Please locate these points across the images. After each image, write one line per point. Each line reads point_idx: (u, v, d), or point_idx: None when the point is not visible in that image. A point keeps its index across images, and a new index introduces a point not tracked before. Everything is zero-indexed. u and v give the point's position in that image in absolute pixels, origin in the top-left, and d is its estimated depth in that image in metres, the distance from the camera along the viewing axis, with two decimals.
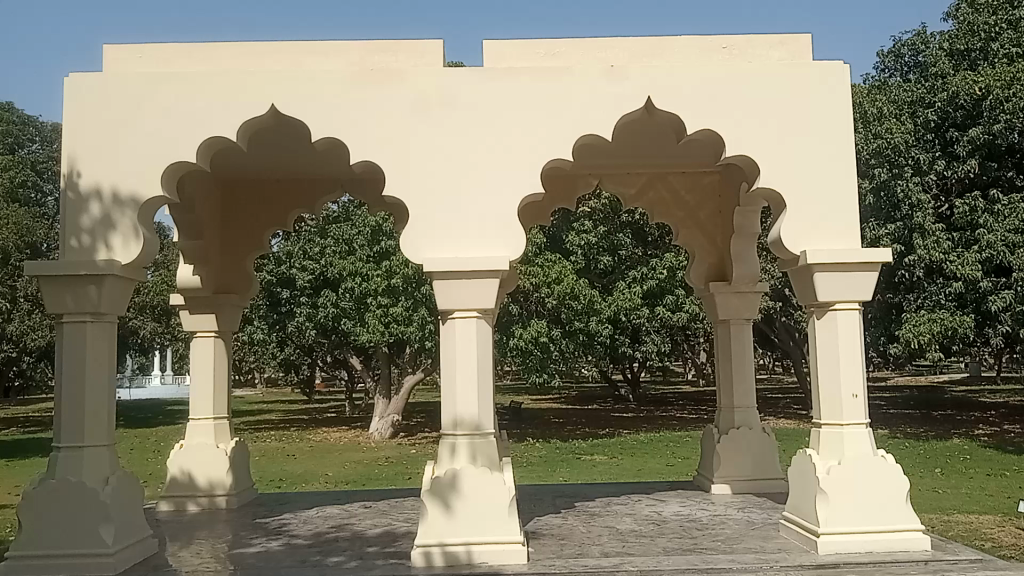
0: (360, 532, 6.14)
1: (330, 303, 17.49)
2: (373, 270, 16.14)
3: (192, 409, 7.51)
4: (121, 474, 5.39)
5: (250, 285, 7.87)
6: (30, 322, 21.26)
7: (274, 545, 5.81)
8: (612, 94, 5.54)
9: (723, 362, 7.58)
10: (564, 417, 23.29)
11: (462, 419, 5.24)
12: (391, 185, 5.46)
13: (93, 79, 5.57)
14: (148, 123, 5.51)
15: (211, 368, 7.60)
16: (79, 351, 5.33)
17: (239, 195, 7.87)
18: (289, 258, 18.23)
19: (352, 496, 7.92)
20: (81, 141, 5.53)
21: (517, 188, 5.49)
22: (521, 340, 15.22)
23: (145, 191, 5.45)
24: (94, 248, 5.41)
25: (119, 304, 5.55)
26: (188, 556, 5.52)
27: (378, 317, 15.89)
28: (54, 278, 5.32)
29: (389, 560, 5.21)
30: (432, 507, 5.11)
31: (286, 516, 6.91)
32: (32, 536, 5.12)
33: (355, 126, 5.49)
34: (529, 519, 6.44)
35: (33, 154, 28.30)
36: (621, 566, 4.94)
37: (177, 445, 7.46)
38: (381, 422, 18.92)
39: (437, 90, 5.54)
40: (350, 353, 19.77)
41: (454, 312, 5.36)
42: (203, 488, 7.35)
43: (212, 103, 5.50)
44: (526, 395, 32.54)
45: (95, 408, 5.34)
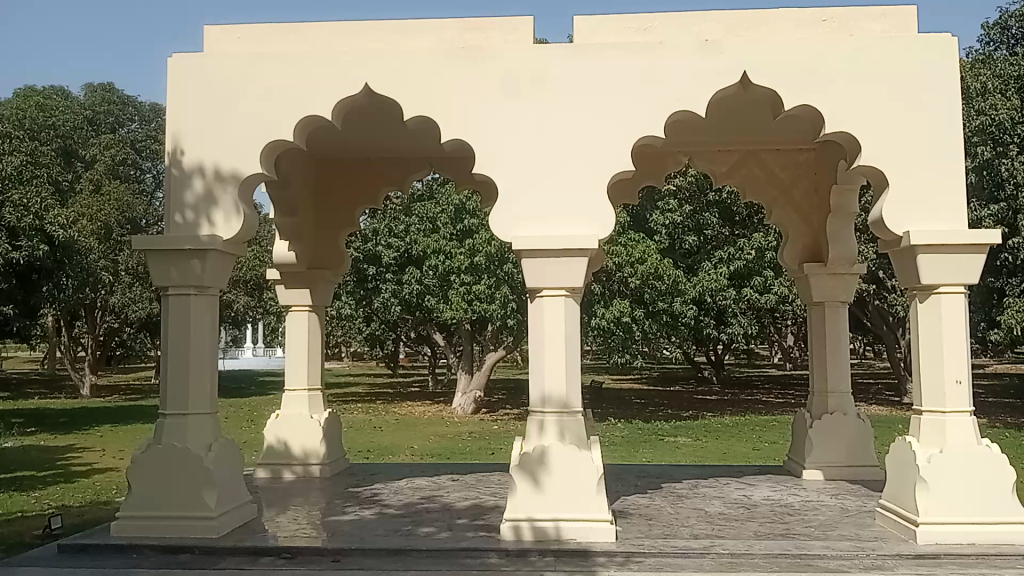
0: (449, 504, 6.24)
1: (415, 280, 17.63)
2: (456, 249, 16.37)
3: (287, 380, 7.73)
4: (223, 441, 5.61)
5: (341, 261, 8.00)
6: (131, 295, 21.94)
7: (367, 514, 5.96)
8: (706, 69, 5.43)
9: (817, 346, 7.39)
10: (646, 398, 23.12)
11: (551, 397, 5.26)
12: (480, 164, 5.49)
13: (195, 60, 5.75)
14: (246, 104, 5.66)
15: (305, 343, 7.82)
16: (183, 323, 5.55)
17: (330, 172, 8.02)
18: (375, 236, 18.47)
19: (439, 469, 8.05)
20: (186, 119, 5.72)
21: (609, 165, 5.44)
22: (604, 320, 15.11)
23: (246, 168, 5.61)
24: (197, 223, 5.62)
25: (221, 278, 5.74)
26: (285, 522, 5.71)
27: (461, 294, 16.03)
28: (160, 251, 5.54)
29: (478, 533, 5.29)
30: (521, 482, 5.16)
31: (378, 486, 7.08)
32: (138, 499, 5.37)
33: (445, 105, 5.52)
34: (616, 498, 6.44)
35: (132, 133, 29.43)
36: (711, 548, 4.88)
37: (272, 414, 7.71)
38: (464, 398, 19.17)
39: (529, 67, 5.52)
40: (434, 329, 20.04)
41: (542, 290, 5.35)
42: (298, 457, 7.59)
43: (307, 83, 5.61)
44: (607, 375, 32.43)
45: (199, 378, 5.55)
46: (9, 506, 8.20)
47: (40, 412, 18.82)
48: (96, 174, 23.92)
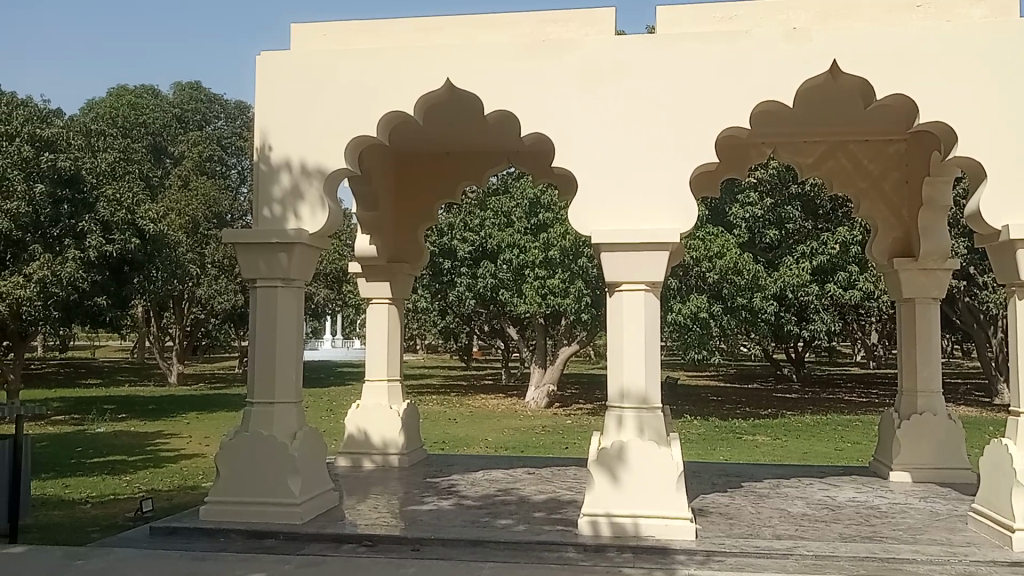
0: (526, 497, 6.27)
1: (490, 274, 17.66)
2: (531, 243, 16.32)
3: (367, 371, 7.88)
4: (307, 429, 5.75)
5: (420, 256, 8.12)
6: (217, 287, 22.71)
7: (445, 504, 6.03)
8: (792, 57, 5.30)
9: (907, 344, 7.14)
10: (723, 395, 22.74)
11: (630, 392, 5.22)
12: (559, 157, 5.48)
13: (282, 57, 5.90)
14: (331, 99, 5.78)
15: (385, 334, 7.96)
16: (270, 314, 5.71)
17: (411, 168, 8.13)
18: (450, 229, 18.49)
19: (514, 462, 8.09)
20: (273, 116, 5.87)
21: (691, 158, 5.36)
22: (680, 316, 14.90)
23: (330, 163, 5.73)
24: (284, 217, 5.77)
25: (307, 271, 5.88)
26: (366, 510, 5.83)
27: (536, 288, 16.04)
28: (249, 244, 5.70)
29: (556, 527, 5.29)
30: (599, 477, 5.14)
31: (455, 477, 7.16)
32: (227, 484, 5.54)
33: (526, 98, 5.53)
34: (695, 496, 6.36)
35: (218, 129, 30.23)
36: (795, 549, 4.77)
37: (354, 404, 7.88)
38: (537, 392, 19.21)
39: (610, 59, 5.48)
40: (508, 323, 20.09)
41: (622, 285, 5.32)
42: (377, 446, 7.73)
43: (390, 78, 5.70)
44: (683, 371, 32.02)
45: (285, 367, 5.70)
46: (103, 488, 8.59)
47: (132, 398, 19.64)
48: (184, 170, 24.74)
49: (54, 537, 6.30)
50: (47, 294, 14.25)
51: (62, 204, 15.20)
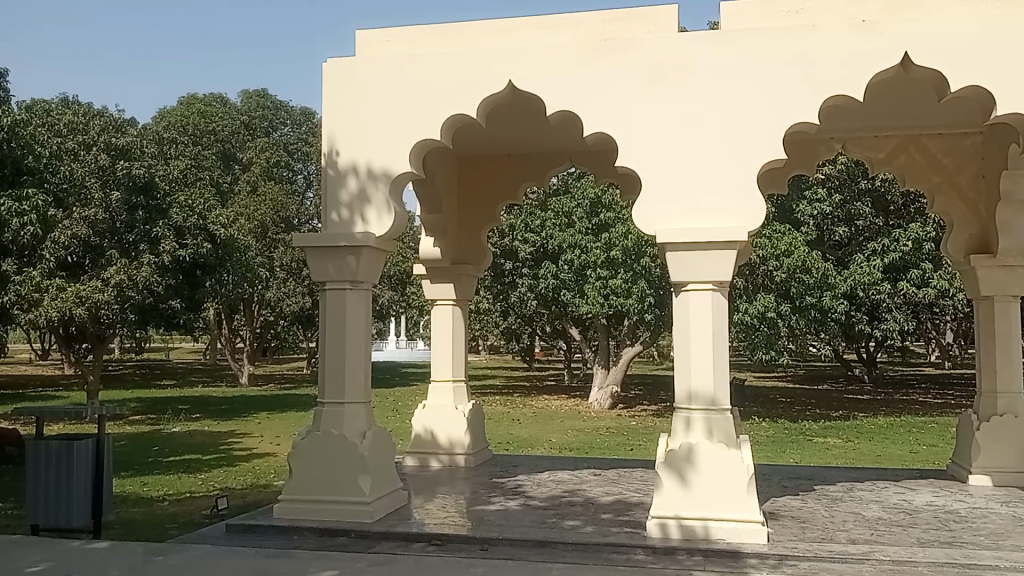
0: (593, 498, 6.25)
1: (551, 274, 17.57)
2: (591, 243, 16.17)
3: (434, 371, 7.97)
4: (376, 429, 5.84)
5: (484, 256, 8.15)
6: (286, 290, 23.19)
7: (512, 504, 6.05)
8: (861, 50, 5.18)
9: (986, 344, 6.92)
10: (791, 396, 22.30)
11: (698, 393, 5.16)
12: (623, 157, 5.46)
13: (348, 64, 6.01)
14: (396, 102, 5.86)
15: (450, 335, 8.03)
16: (339, 315, 5.82)
17: (474, 169, 8.18)
18: (512, 230, 18.61)
19: (580, 463, 8.08)
20: (339, 122, 5.98)
21: (758, 155, 5.27)
22: (747, 316, 14.69)
23: (396, 167, 5.81)
24: (352, 221, 5.86)
25: (375, 274, 5.98)
26: (435, 509, 5.89)
27: (598, 288, 15.97)
28: (318, 248, 5.82)
29: (624, 528, 5.27)
30: (667, 479, 5.11)
31: (522, 478, 7.18)
32: (299, 482, 5.67)
33: (589, 99, 5.53)
34: (766, 499, 6.26)
35: (285, 135, 30.75)
36: (870, 554, 4.66)
37: (420, 405, 7.96)
38: (601, 393, 19.13)
39: (673, 57, 5.43)
40: (571, 324, 20.06)
41: (688, 285, 5.27)
42: (444, 446, 7.81)
43: (453, 81, 5.75)
44: (750, 372, 31.47)
45: (354, 367, 5.80)
46: (180, 486, 8.87)
47: (205, 399, 20.19)
48: (252, 176, 25.32)
49: (136, 533, 6.54)
50: (123, 298, 14.74)
51: (136, 210, 15.59)
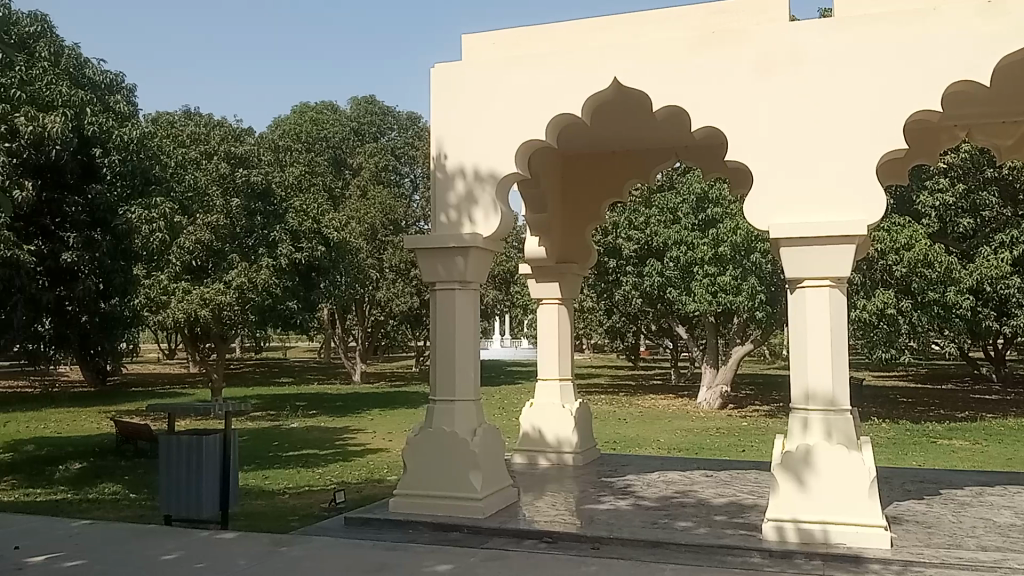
0: (705, 500, 6.16)
1: (656, 272, 17.28)
2: (698, 239, 15.92)
3: (541, 370, 8.00)
4: (486, 427, 5.92)
5: (588, 255, 8.14)
6: (395, 290, 23.77)
7: (623, 504, 6.02)
8: (988, 31, 4.92)
9: None
10: (913, 396, 21.32)
11: (816, 394, 5.01)
12: (734, 152, 5.35)
13: (455, 68, 6.12)
14: (502, 104, 5.92)
15: (556, 334, 8.04)
16: (450, 314, 5.92)
17: (578, 168, 8.19)
18: (615, 228, 18.44)
19: (690, 463, 7.96)
20: (447, 125, 6.08)
21: (876, 145, 5.07)
22: (865, 312, 14.29)
23: (503, 168, 5.87)
24: (460, 222, 5.95)
25: (483, 274, 6.05)
26: (545, 507, 5.93)
27: (706, 286, 15.70)
28: (429, 250, 5.94)
29: (739, 531, 5.16)
30: (784, 481, 4.98)
31: (631, 477, 7.13)
32: (412, 477, 5.80)
33: (697, 93, 5.44)
34: (888, 503, 6.02)
35: (392, 140, 31.25)
36: (1004, 563, 4.42)
37: (528, 403, 8.02)
38: (710, 393, 18.77)
39: (785, 47, 5.28)
40: (677, 322, 19.78)
41: (804, 280, 5.12)
42: (552, 444, 7.84)
43: (559, 81, 5.77)
44: (869, 370, 30.20)
45: (464, 366, 5.89)
46: (299, 480, 9.22)
47: (320, 396, 20.90)
48: (361, 181, 26.06)
49: (259, 524, 6.84)
50: (244, 299, 15.42)
51: (255, 215, 16.45)
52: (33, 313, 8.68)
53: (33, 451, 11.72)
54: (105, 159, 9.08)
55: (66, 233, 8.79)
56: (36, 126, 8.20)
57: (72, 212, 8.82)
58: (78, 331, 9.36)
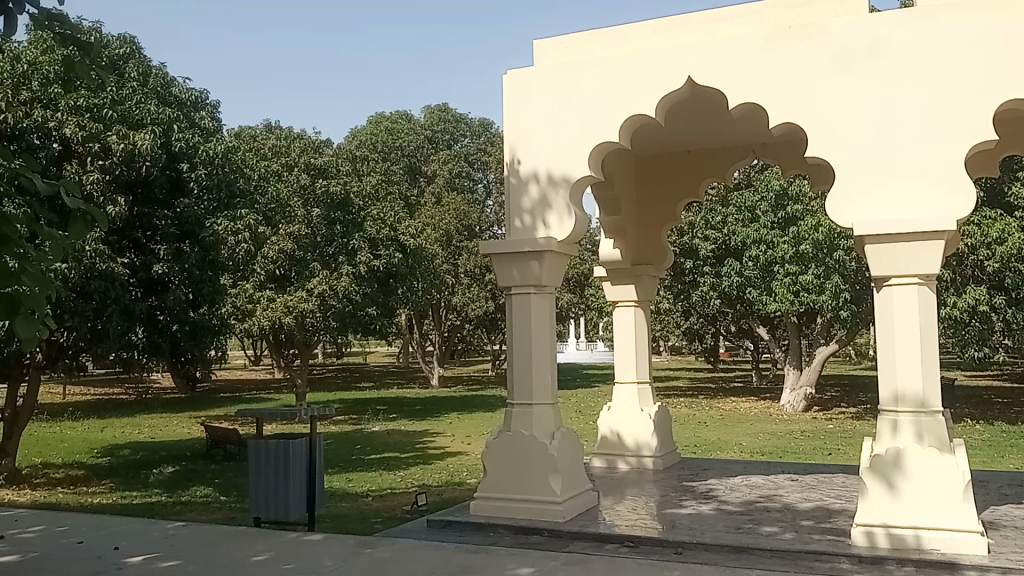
0: (791, 504, 6.03)
1: (734, 272, 17.10)
2: (778, 238, 15.60)
3: (618, 373, 7.96)
4: (565, 430, 5.91)
5: (665, 257, 8.05)
6: (470, 295, 23.98)
7: (705, 508, 5.95)
8: None
9: None
10: (1010, 397, 20.39)
11: (905, 395, 4.86)
12: (814, 147, 5.24)
13: (527, 72, 6.15)
14: (575, 107, 5.93)
15: (633, 336, 7.99)
16: (526, 318, 5.95)
17: (652, 169, 8.13)
18: (691, 228, 18.19)
19: (774, 467, 7.81)
20: (520, 131, 6.12)
21: (964, 137, 4.90)
22: (956, 310, 13.71)
23: (576, 171, 5.87)
24: (534, 227, 5.97)
25: (558, 277, 6.06)
26: (625, 511, 5.90)
27: (787, 285, 15.38)
28: (504, 255, 5.99)
29: (827, 536, 5.04)
30: (874, 485, 4.85)
31: (713, 481, 7.04)
32: (492, 481, 5.85)
33: (773, 89, 5.35)
34: (985, 508, 5.79)
35: (465, 147, 31.26)
36: None
37: (605, 406, 7.98)
38: (793, 395, 18.33)
39: (865, 39, 5.15)
40: (757, 323, 19.41)
41: (891, 279, 4.98)
42: (631, 448, 7.80)
43: (631, 82, 5.75)
44: (960, 369, 29.05)
45: (541, 369, 5.90)
46: (382, 483, 9.39)
47: (399, 400, 21.23)
48: (436, 188, 26.41)
49: (344, 526, 6.99)
50: (326, 306, 15.78)
51: (335, 224, 16.79)
52: (128, 323, 8.95)
53: (129, 455, 12.24)
54: (191, 173, 9.42)
55: (157, 246, 9.23)
56: (127, 143, 8.62)
57: (162, 225, 9.23)
58: (170, 340, 9.53)
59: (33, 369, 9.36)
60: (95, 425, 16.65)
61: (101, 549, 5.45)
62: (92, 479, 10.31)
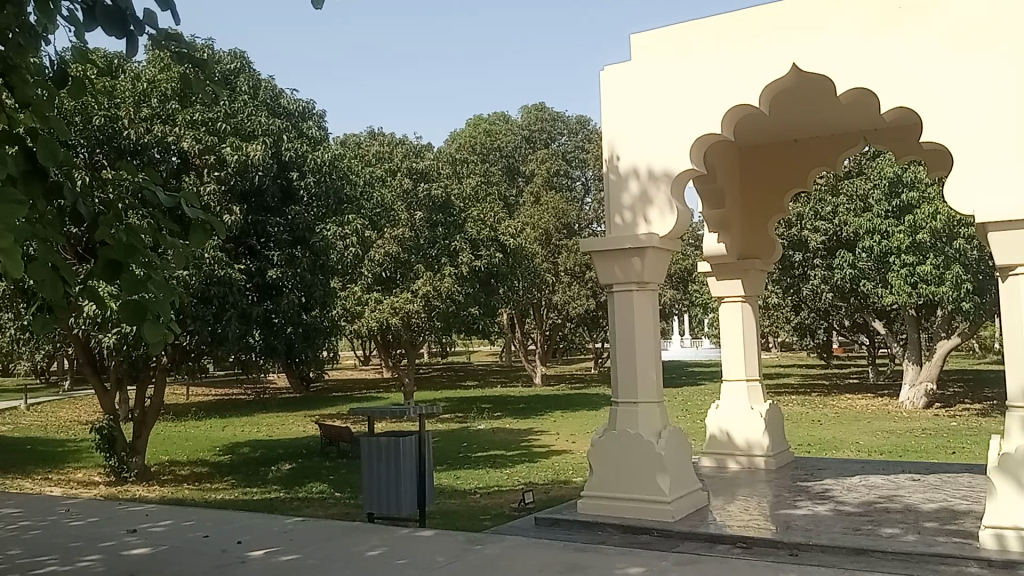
0: (913, 505, 5.77)
1: (848, 264, 16.39)
2: (893, 227, 14.79)
3: (726, 370, 7.79)
4: (671, 429, 5.83)
5: (772, 249, 7.85)
6: (571, 293, 23.99)
7: (821, 509, 5.76)
8: None
9: None
10: None
11: None
12: (928, 131, 5.00)
13: (625, 68, 6.11)
14: (674, 101, 5.85)
15: (740, 333, 7.81)
16: (628, 316, 5.90)
17: (757, 160, 7.94)
18: (801, 219, 17.75)
19: (894, 467, 7.48)
20: (619, 126, 6.08)
21: None
22: None
23: (677, 166, 5.78)
24: (635, 223, 5.91)
25: (661, 274, 5.98)
26: (737, 511, 5.77)
27: (904, 277, 14.66)
28: (605, 252, 5.95)
29: (953, 538, 4.80)
30: (1003, 485, 4.58)
31: (829, 482, 6.80)
32: (599, 480, 5.82)
33: (882, 73, 5.13)
34: None
35: (563, 145, 31.15)
36: None
37: (713, 405, 7.83)
38: (913, 391, 17.50)
39: (982, 17, 4.90)
40: (872, 316, 18.73)
41: (1017, 267, 4.69)
42: (742, 448, 7.63)
43: (732, 73, 5.63)
44: None
45: (645, 367, 5.84)
46: (489, 481, 9.50)
47: (503, 398, 21.44)
48: (535, 187, 26.54)
49: (454, 523, 7.10)
50: (431, 307, 16.10)
51: (437, 226, 17.08)
52: (245, 327, 9.29)
53: (249, 453, 12.78)
54: (301, 181, 9.79)
55: (270, 252, 9.60)
56: (240, 154, 8.99)
57: (275, 232, 9.61)
58: (284, 341, 9.82)
59: (160, 371, 9.89)
60: (216, 424, 17.46)
61: (225, 543, 5.71)
62: (215, 476, 10.82)
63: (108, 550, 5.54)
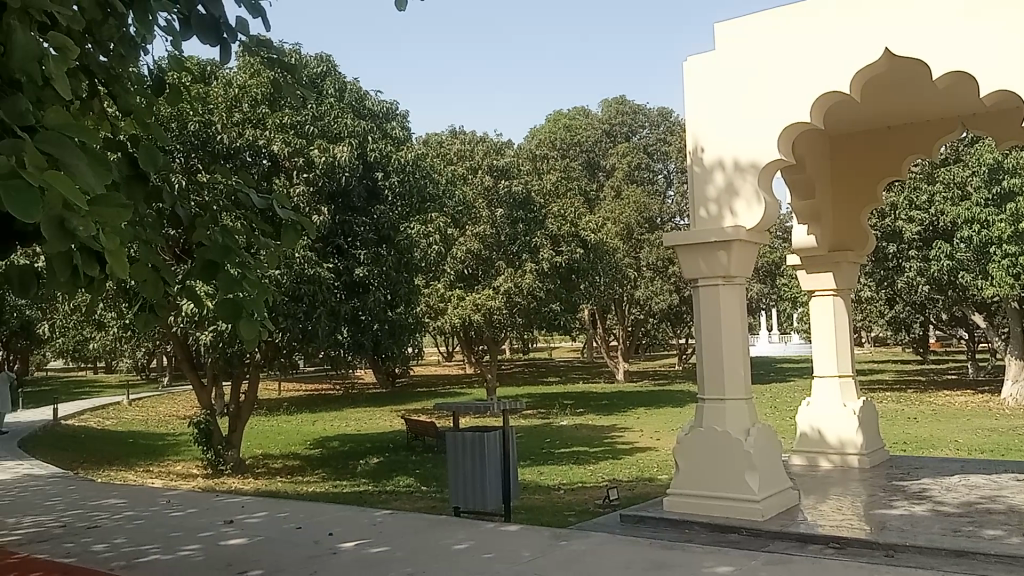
0: (1018, 506, 5.50)
1: (945, 254, 15.72)
2: (994, 216, 14.19)
3: (818, 366, 7.56)
4: (761, 426, 5.70)
5: (866, 241, 7.60)
6: (653, 287, 23.74)
7: (919, 510, 5.55)
8: None
9: None
10: None
11: None
12: None
13: (708, 58, 6.00)
14: (760, 90, 5.72)
15: (832, 328, 7.58)
16: (714, 311, 5.80)
17: (848, 149, 7.69)
18: (895, 209, 17.08)
19: (996, 467, 7.15)
20: (702, 118, 5.97)
21: None
22: None
23: (764, 157, 5.65)
24: (721, 216, 5.81)
25: (748, 268, 5.86)
26: (829, 510, 5.61)
27: (1005, 268, 14.08)
28: (690, 246, 5.87)
29: None
30: None
31: (927, 481, 6.55)
32: (686, 477, 5.74)
33: (982, 54, 4.90)
34: None
35: (644, 138, 30.82)
36: None
37: (804, 401, 7.60)
38: (1018, 386, 16.64)
39: None
40: (971, 309, 17.94)
41: None
42: (834, 445, 7.41)
43: (820, 60, 5.48)
44: None
45: (733, 363, 5.72)
46: (573, 476, 9.49)
47: (585, 394, 21.37)
48: (616, 181, 26.34)
49: (539, 519, 7.12)
50: (513, 303, 16.18)
51: (518, 223, 17.14)
52: (334, 324, 9.53)
53: (338, 447, 13.10)
54: (386, 181, 9.96)
55: (357, 251, 9.81)
56: (328, 156, 9.21)
57: (362, 231, 9.80)
58: (371, 338, 10.05)
59: (254, 367, 10.23)
60: (306, 419, 17.96)
61: (317, 535, 5.86)
62: (306, 469, 11.13)
63: (208, 540, 5.76)
